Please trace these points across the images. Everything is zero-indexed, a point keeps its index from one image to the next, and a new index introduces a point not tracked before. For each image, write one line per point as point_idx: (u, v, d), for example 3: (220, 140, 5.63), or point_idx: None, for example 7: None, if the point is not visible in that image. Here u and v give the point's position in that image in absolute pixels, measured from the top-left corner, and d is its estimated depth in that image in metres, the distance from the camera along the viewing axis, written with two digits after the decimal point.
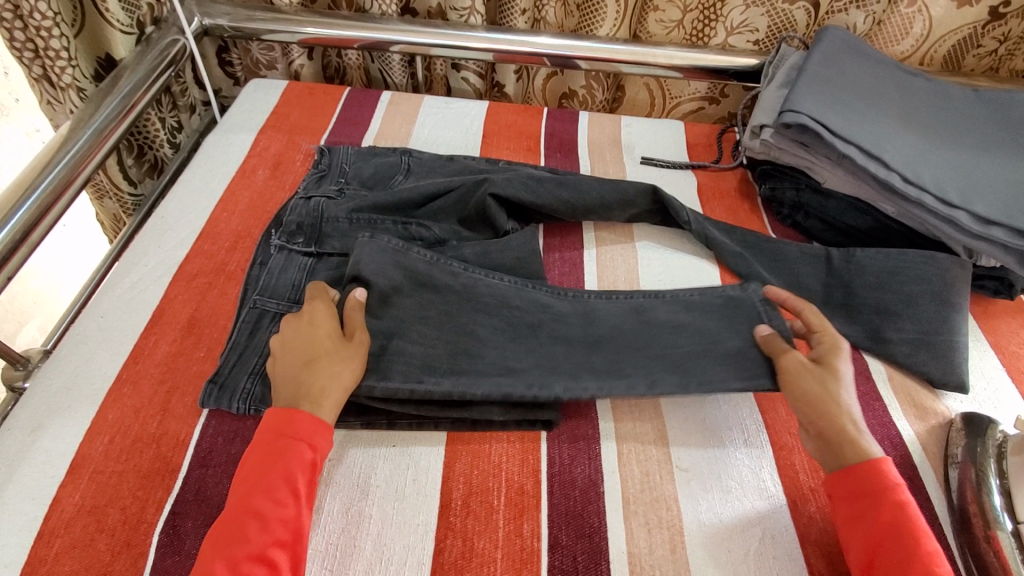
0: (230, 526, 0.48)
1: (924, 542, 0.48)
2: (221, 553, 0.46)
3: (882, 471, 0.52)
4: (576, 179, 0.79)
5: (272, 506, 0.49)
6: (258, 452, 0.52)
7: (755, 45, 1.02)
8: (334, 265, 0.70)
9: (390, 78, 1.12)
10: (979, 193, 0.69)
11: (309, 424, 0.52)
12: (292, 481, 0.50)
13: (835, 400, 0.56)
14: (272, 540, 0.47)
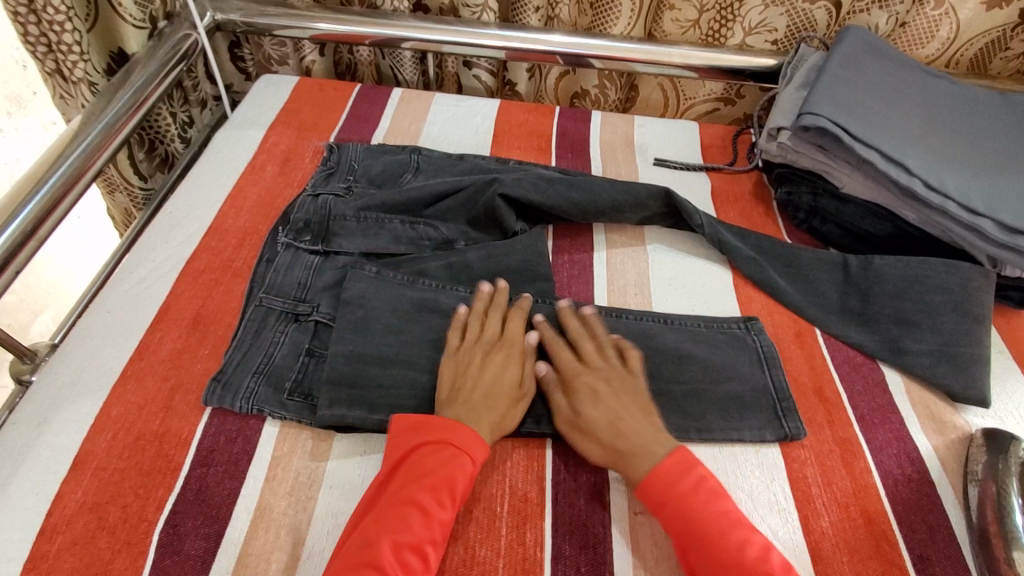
0: (390, 515, 0.49)
1: (717, 524, 0.49)
2: (385, 537, 0.47)
3: (655, 473, 0.52)
4: (587, 181, 0.76)
5: (434, 503, 0.50)
6: (432, 450, 0.53)
7: (773, 45, 0.99)
8: (340, 264, 0.70)
9: (401, 75, 1.12)
10: (1005, 201, 0.67)
11: (474, 441, 0.54)
12: (454, 485, 0.51)
13: (580, 417, 0.57)
14: (428, 537, 0.48)
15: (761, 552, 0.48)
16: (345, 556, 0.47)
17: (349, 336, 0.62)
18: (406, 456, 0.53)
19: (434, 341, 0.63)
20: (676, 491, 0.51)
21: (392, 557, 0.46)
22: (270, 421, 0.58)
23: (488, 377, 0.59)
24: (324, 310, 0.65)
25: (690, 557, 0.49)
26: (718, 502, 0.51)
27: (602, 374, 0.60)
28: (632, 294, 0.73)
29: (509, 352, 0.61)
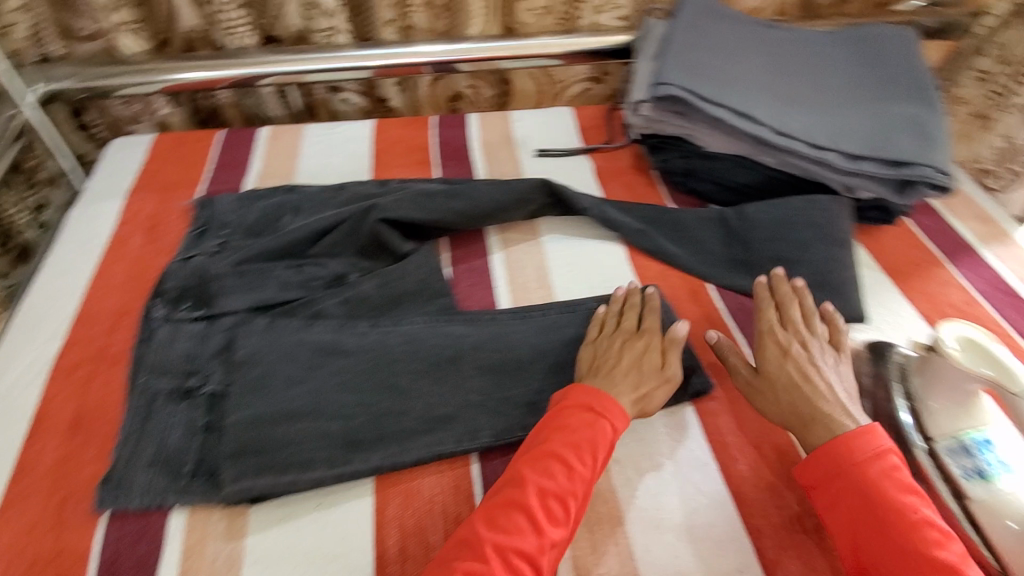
0: (536, 466, 0.52)
1: (907, 520, 0.47)
2: (533, 487, 0.50)
3: (848, 445, 0.51)
4: (467, 188, 0.76)
5: (575, 459, 0.52)
6: (573, 413, 0.55)
7: (624, 21, 1.02)
8: (227, 325, 0.66)
9: (268, 112, 1.08)
10: (844, 132, 0.72)
11: (614, 406, 0.56)
12: (595, 445, 0.53)
13: (775, 384, 0.59)
14: (569, 490, 0.51)
15: (950, 557, 0.45)
16: (490, 505, 0.50)
17: (247, 399, 0.59)
18: (551, 413, 0.56)
19: (341, 384, 0.61)
20: (858, 475, 0.50)
21: (538, 503, 0.49)
22: (176, 510, 0.54)
23: (628, 358, 0.61)
24: (217, 378, 0.62)
25: (860, 543, 0.48)
26: (908, 496, 0.49)
27: (801, 339, 0.61)
28: (533, 289, 0.74)
29: (646, 340, 0.63)
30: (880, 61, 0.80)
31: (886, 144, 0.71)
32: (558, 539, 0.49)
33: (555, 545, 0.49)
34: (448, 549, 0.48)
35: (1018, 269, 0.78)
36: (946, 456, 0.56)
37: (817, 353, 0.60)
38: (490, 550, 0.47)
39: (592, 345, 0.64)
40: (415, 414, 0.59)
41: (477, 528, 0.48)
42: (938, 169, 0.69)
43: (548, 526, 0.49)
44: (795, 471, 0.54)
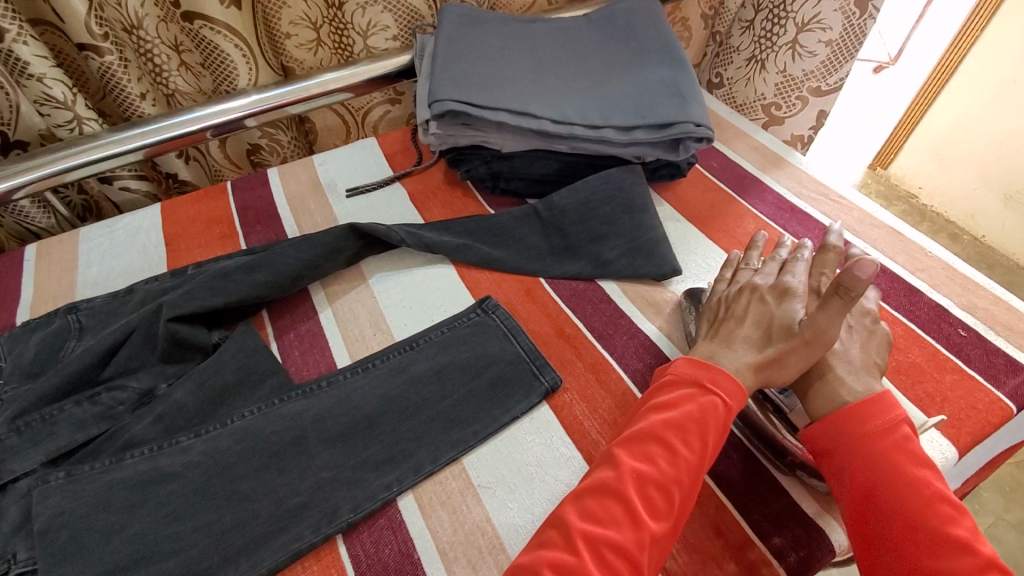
0: (636, 450, 0.52)
1: (921, 491, 0.50)
2: (631, 475, 0.51)
3: (876, 412, 0.55)
4: (271, 255, 0.71)
5: (681, 444, 0.52)
6: (681, 389, 0.56)
7: (396, 41, 1.02)
8: (23, 490, 0.56)
9: (36, 224, 0.93)
10: (613, 107, 0.77)
11: (727, 380, 0.57)
12: (701, 430, 0.53)
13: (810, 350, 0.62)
14: (672, 479, 0.51)
15: (960, 528, 0.48)
16: (581, 500, 0.50)
17: (62, 571, 0.50)
18: (666, 383, 0.58)
19: (174, 513, 0.54)
20: (873, 442, 0.54)
21: (637, 493, 0.50)
22: None
23: (756, 315, 0.62)
24: (24, 557, 0.52)
25: (872, 504, 0.51)
26: (922, 468, 0.52)
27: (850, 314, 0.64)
28: (371, 336, 0.71)
29: (755, 296, 0.64)
30: (631, 34, 0.86)
31: (650, 110, 0.76)
32: (657, 530, 0.48)
33: (654, 538, 0.48)
34: (533, 544, 0.48)
35: (794, 186, 0.88)
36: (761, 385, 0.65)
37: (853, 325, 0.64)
38: (580, 542, 0.47)
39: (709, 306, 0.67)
40: (262, 516, 0.54)
41: (565, 520, 0.49)
42: (696, 122, 0.75)
43: (652, 519, 0.49)
44: (808, 435, 0.57)
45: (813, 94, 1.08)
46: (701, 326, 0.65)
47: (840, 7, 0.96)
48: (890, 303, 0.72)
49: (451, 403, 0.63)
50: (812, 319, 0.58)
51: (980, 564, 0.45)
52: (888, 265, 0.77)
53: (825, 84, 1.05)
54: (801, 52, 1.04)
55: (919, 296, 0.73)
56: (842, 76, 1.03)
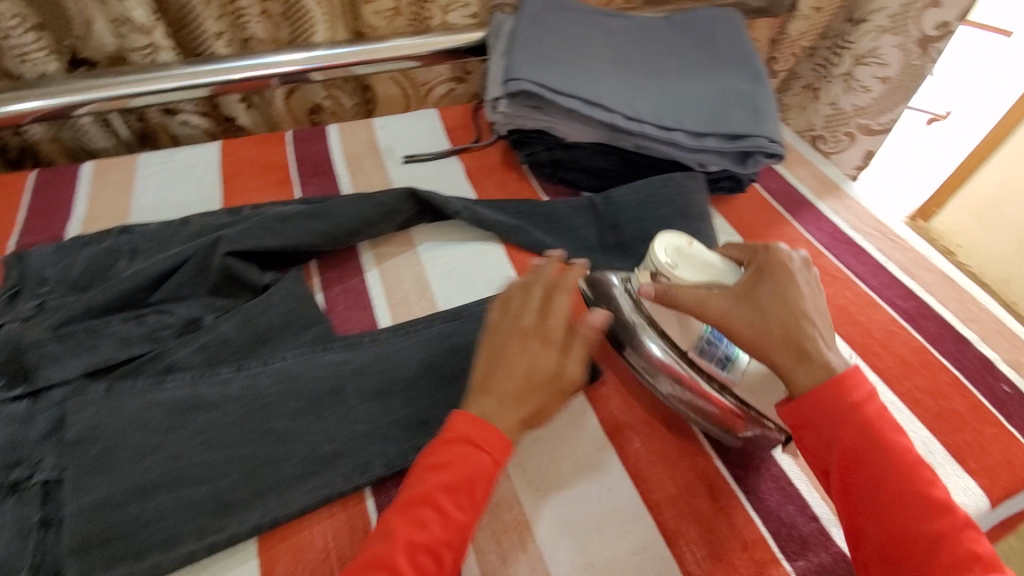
0: (403, 519, 0.47)
1: (904, 459, 0.50)
2: (399, 543, 0.46)
3: (845, 379, 0.52)
4: (329, 206, 0.72)
5: (449, 507, 0.48)
6: (445, 454, 0.50)
7: (474, 19, 1.01)
8: (57, 399, 0.57)
9: (93, 144, 0.95)
10: (688, 112, 0.77)
11: (498, 440, 0.50)
12: (479, 485, 0.49)
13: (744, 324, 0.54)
14: (444, 538, 0.47)
15: (940, 494, 0.48)
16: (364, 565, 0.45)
17: (90, 483, 0.50)
18: (429, 451, 0.51)
19: (207, 442, 0.54)
20: (858, 416, 0.51)
21: (405, 563, 0.45)
22: None
23: (519, 368, 0.52)
24: (51, 464, 0.52)
25: (859, 483, 0.49)
26: (899, 439, 0.51)
27: (772, 292, 0.55)
28: (415, 301, 0.71)
29: (545, 335, 0.54)
30: (712, 43, 0.86)
31: (724, 119, 0.76)
32: None
33: None
34: None
35: (851, 219, 0.87)
36: (699, 356, 0.58)
37: (778, 299, 0.55)
38: None
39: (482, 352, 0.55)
40: (296, 459, 0.55)
41: None
42: (769, 138, 0.76)
43: None
44: (785, 411, 0.53)
45: (862, 131, 1.07)
46: (483, 348, 0.55)
47: (900, 44, 0.95)
48: (937, 348, 0.71)
49: None
50: (526, 398, 0.52)
51: (962, 528, 0.47)
52: (938, 310, 0.76)
53: (877, 121, 1.04)
54: (856, 86, 1.02)
55: (967, 346, 0.72)
56: (895, 116, 1.02)
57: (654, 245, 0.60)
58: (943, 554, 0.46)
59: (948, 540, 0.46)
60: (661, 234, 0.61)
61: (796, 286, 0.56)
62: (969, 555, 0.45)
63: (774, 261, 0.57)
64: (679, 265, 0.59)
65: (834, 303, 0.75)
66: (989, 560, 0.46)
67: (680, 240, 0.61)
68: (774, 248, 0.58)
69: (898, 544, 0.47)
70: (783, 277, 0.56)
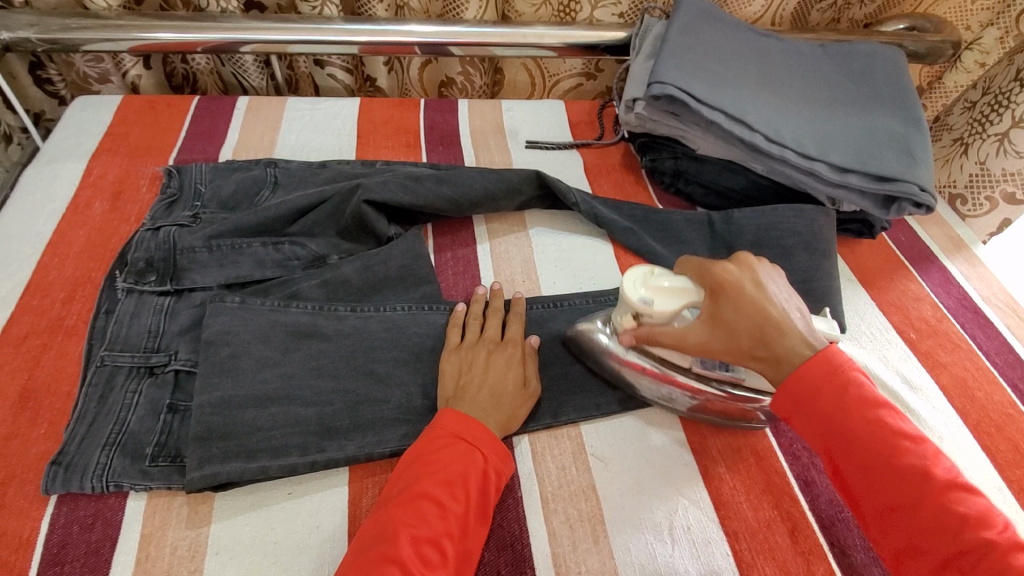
0: (405, 511, 0.46)
1: (874, 434, 0.46)
2: (403, 532, 0.45)
3: (811, 373, 0.49)
4: (457, 175, 0.75)
5: (448, 496, 0.48)
6: (419, 453, 0.51)
7: (620, 18, 1.02)
8: (197, 301, 0.62)
9: (247, 81, 1.03)
10: (834, 144, 0.74)
11: (486, 437, 0.52)
12: (470, 479, 0.49)
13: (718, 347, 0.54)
14: (444, 530, 0.46)
15: (920, 458, 0.45)
16: (368, 553, 0.44)
17: (214, 381, 0.55)
18: (415, 453, 0.51)
19: (318, 369, 0.58)
20: (826, 394, 0.48)
21: (411, 553, 0.44)
22: (135, 494, 0.51)
23: (494, 376, 0.57)
24: (184, 357, 0.57)
25: (838, 462, 0.48)
26: (872, 408, 0.47)
27: (729, 309, 0.53)
28: (520, 281, 0.72)
29: (511, 352, 0.60)
30: (868, 78, 0.82)
31: (871, 158, 0.73)
32: None
33: None
34: None
35: (983, 289, 0.80)
36: (701, 367, 0.58)
37: (737, 316, 0.52)
38: None
39: (457, 357, 0.59)
40: (394, 404, 0.58)
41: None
42: (921, 186, 0.72)
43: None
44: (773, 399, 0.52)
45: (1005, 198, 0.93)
46: (445, 361, 0.59)
47: None
48: None
49: (583, 368, 0.64)
50: (515, 401, 0.57)
51: (943, 489, 0.43)
52: None
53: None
54: (1009, 150, 0.90)
55: None
56: None
57: (623, 291, 0.56)
58: (925, 521, 0.43)
59: (930, 504, 0.43)
60: (624, 272, 0.57)
61: (750, 290, 0.53)
62: (953, 518, 0.42)
63: (723, 273, 0.54)
64: (654, 298, 0.55)
65: (953, 371, 0.70)
66: (979, 518, 0.42)
67: (643, 273, 0.57)
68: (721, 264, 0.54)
69: (885, 517, 0.45)
70: (733, 293, 0.53)
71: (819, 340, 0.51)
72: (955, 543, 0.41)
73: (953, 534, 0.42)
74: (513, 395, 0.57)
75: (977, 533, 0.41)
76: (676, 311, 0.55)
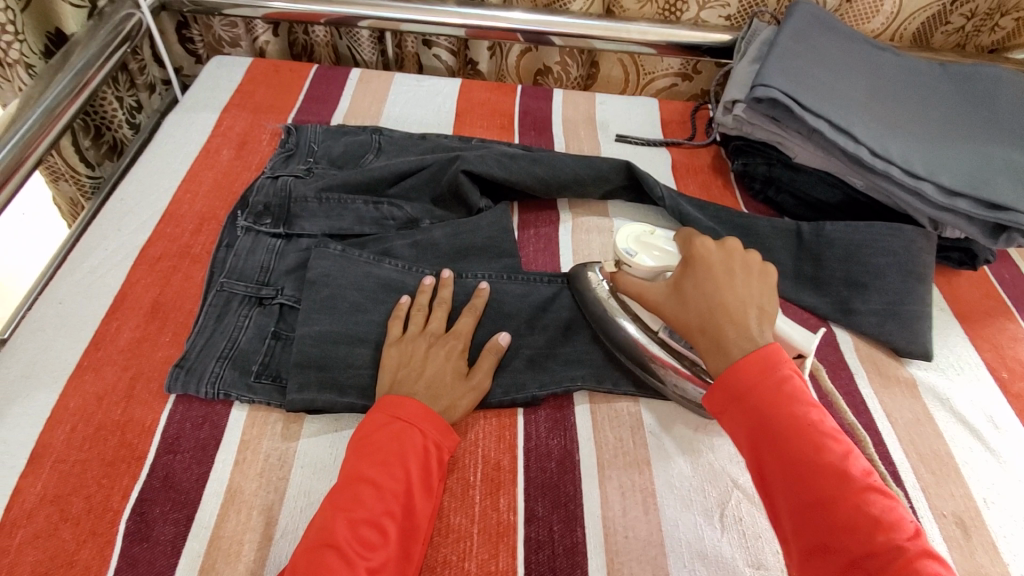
0: (344, 494, 0.49)
1: (803, 429, 0.44)
2: (339, 516, 0.47)
3: (744, 363, 0.47)
4: (549, 156, 0.78)
5: (385, 477, 0.50)
6: (359, 435, 0.53)
7: (727, 20, 1.00)
8: (303, 246, 0.69)
9: (360, 55, 1.10)
10: (943, 165, 0.71)
11: (424, 414, 0.53)
12: (405, 458, 0.51)
13: (672, 309, 0.55)
14: (384, 509, 0.48)
15: (840, 457, 0.43)
16: (306, 539, 0.47)
17: (315, 315, 0.61)
18: (357, 436, 0.53)
19: None
20: (764, 390, 0.46)
21: (346, 537, 0.46)
22: (238, 405, 0.57)
23: (432, 368, 0.57)
24: (289, 292, 0.64)
25: (763, 459, 0.45)
26: (802, 406, 0.45)
27: (692, 278, 0.54)
28: None
29: (452, 346, 0.60)
30: (989, 102, 0.78)
31: (985, 183, 0.70)
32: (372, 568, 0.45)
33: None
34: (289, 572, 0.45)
35: None
36: (668, 337, 0.59)
37: (697, 284, 0.54)
38: None
39: (398, 350, 0.59)
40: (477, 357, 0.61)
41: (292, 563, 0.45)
42: None
43: (365, 556, 0.46)
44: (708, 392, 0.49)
45: None
46: (387, 353, 0.59)
47: None
48: None
49: None
50: (452, 394, 0.56)
51: (860, 490, 0.41)
52: None
53: None
54: None
55: None
56: None
57: (617, 238, 0.63)
58: (837, 518, 0.41)
59: (845, 504, 0.41)
60: (625, 227, 0.64)
61: (717, 269, 0.54)
62: (867, 519, 0.40)
63: (700, 248, 0.56)
64: (638, 251, 0.61)
65: None
66: (890, 521, 0.40)
67: (642, 231, 0.63)
68: (702, 244, 0.56)
69: (800, 516, 0.42)
70: (702, 270, 0.54)
71: (764, 334, 0.49)
72: (867, 544, 0.39)
73: (867, 535, 0.39)
74: (455, 388, 0.57)
75: (886, 535, 0.39)
76: (656, 269, 0.60)
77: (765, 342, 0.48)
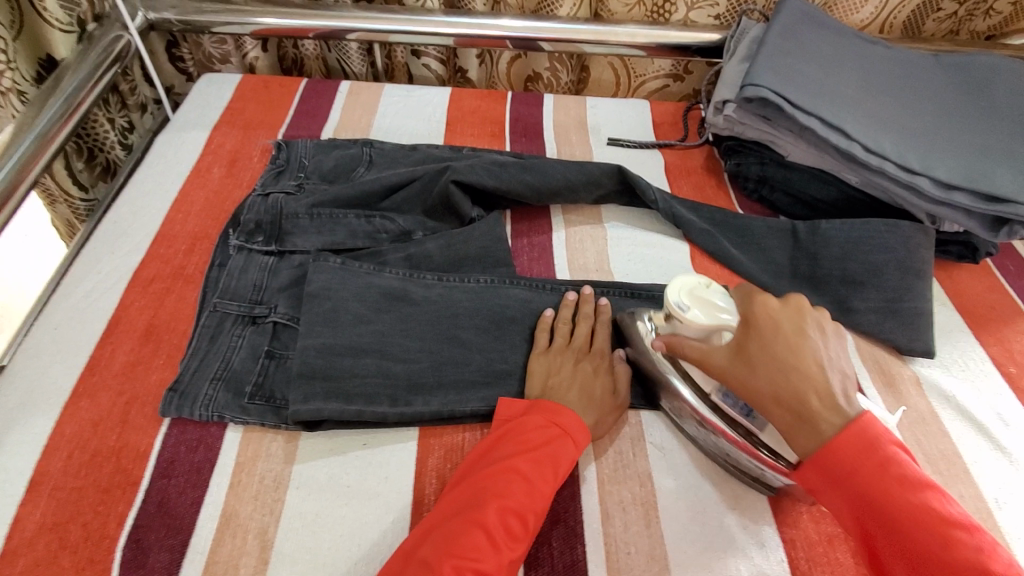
0: (494, 479, 0.49)
1: (918, 518, 0.42)
2: (491, 501, 0.47)
3: (839, 444, 0.45)
4: (540, 163, 0.77)
5: (537, 474, 0.50)
6: (516, 432, 0.53)
7: (716, 19, 0.99)
8: (296, 263, 0.68)
9: (349, 67, 1.10)
10: (939, 159, 0.70)
11: (579, 426, 0.54)
12: (557, 462, 0.51)
13: (738, 378, 0.51)
14: (530, 503, 0.48)
15: (974, 553, 0.40)
16: (454, 517, 0.47)
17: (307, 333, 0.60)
18: (512, 431, 0.54)
19: (405, 331, 0.62)
20: (868, 476, 0.44)
21: (496, 521, 0.46)
22: (233, 427, 0.57)
23: (582, 379, 0.59)
24: (283, 310, 0.63)
25: (878, 548, 0.44)
26: (918, 492, 0.43)
27: (757, 339, 0.51)
28: (592, 274, 0.73)
29: (599, 360, 0.61)
30: (984, 92, 0.77)
31: (983, 176, 0.69)
32: (512, 556, 0.45)
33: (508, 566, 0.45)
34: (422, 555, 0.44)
35: None
36: (721, 399, 0.55)
37: (768, 347, 0.50)
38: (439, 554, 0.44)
39: (544, 361, 0.61)
40: (473, 368, 0.60)
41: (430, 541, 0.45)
42: None
43: (508, 543, 0.45)
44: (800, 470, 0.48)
45: None
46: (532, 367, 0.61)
47: None
48: None
49: None
50: (600, 408, 0.58)
51: None
52: None
53: None
54: None
55: None
56: None
57: (667, 289, 0.56)
58: None
59: None
60: (678, 277, 0.57)
61: (787, 329, 0.51)
62: None
63: (762, 306, 0.53)
64: (692, 306, 0.55)
65: None
66: None
67: (697, 283, 0.56)
68: (763, 300, 0.53)
69: None
70: (770, 329, 0.51)
71: (853, 407, 0.47)
72: None
73: None
74: (602, 401, 0.58)
75: None
76: (709, 328, 0.54)
77: (856, 413, 0.47)
